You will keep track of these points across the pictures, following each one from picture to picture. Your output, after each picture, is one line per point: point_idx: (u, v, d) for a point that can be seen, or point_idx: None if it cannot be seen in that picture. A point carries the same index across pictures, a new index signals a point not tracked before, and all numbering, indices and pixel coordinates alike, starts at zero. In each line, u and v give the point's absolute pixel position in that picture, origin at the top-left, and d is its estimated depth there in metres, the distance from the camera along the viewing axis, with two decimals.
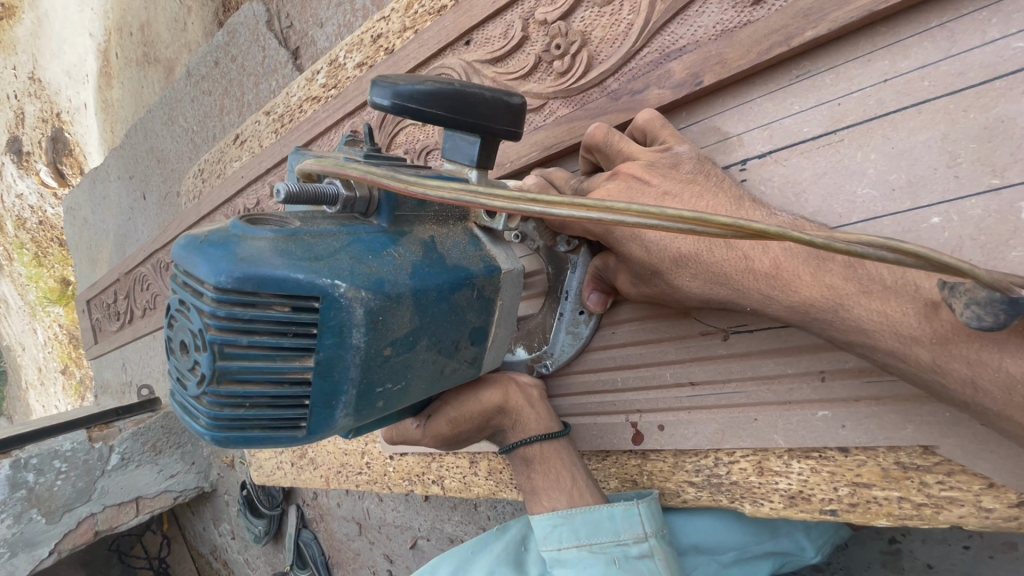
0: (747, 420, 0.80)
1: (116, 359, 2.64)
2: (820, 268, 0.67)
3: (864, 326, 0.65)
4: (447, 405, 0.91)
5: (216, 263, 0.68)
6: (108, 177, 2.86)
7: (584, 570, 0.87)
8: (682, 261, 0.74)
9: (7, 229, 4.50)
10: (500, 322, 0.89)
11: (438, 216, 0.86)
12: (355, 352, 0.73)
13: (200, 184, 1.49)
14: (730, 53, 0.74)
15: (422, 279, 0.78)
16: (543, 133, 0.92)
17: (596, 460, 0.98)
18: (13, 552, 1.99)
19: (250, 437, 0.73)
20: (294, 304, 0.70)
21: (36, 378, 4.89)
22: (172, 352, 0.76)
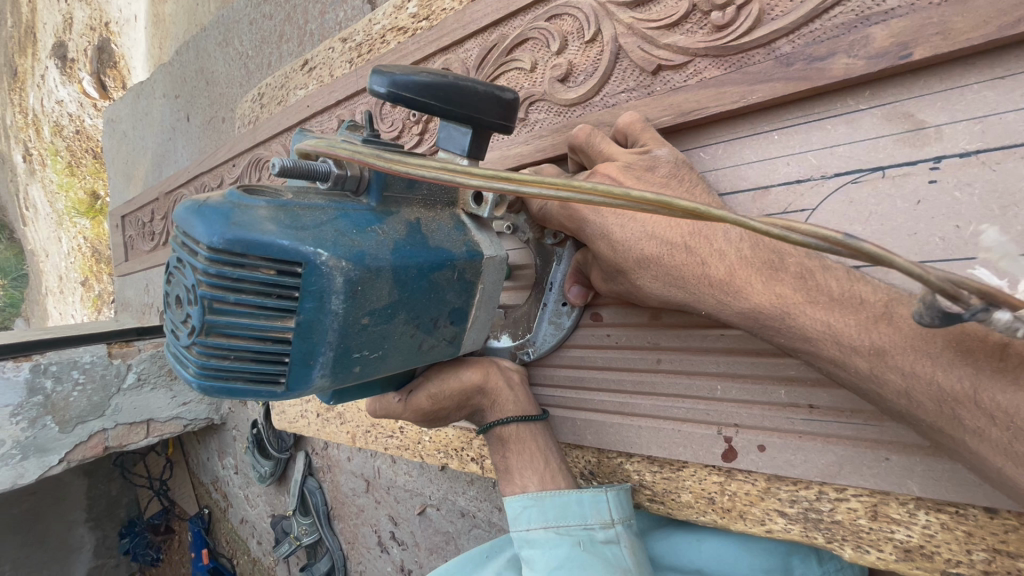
0: (876, 458, 0.71)
1: (142, 280, 2.62)
2: (770, 278, 0.69)
3: (810, 335, 0.66)
4: (428, 381, 0.91)
5: (209, 223, 0.66)
6: (152, 94, 2.79)
7: (550, 552, 0.84)
8: (644, 262, 0.76)
9: (44, 134, 4.53)
10: (481, 306, 0.86)
11: (427, 200, 0.83)
12: (331, 319, 0.69)
13: (257, 108, 1.36)
14: (959, 22, 0.63)
15: (407, 255, 0.74)
16: (683, 95, 0.81)
17: (669, 469, 0.88)
18: (23, 456, 1.97)
19: (231, 389, 0.70)
20: (277, 268, 0.67)
21: (56, 285, 4.96)
22: (167, 303, 0.73)
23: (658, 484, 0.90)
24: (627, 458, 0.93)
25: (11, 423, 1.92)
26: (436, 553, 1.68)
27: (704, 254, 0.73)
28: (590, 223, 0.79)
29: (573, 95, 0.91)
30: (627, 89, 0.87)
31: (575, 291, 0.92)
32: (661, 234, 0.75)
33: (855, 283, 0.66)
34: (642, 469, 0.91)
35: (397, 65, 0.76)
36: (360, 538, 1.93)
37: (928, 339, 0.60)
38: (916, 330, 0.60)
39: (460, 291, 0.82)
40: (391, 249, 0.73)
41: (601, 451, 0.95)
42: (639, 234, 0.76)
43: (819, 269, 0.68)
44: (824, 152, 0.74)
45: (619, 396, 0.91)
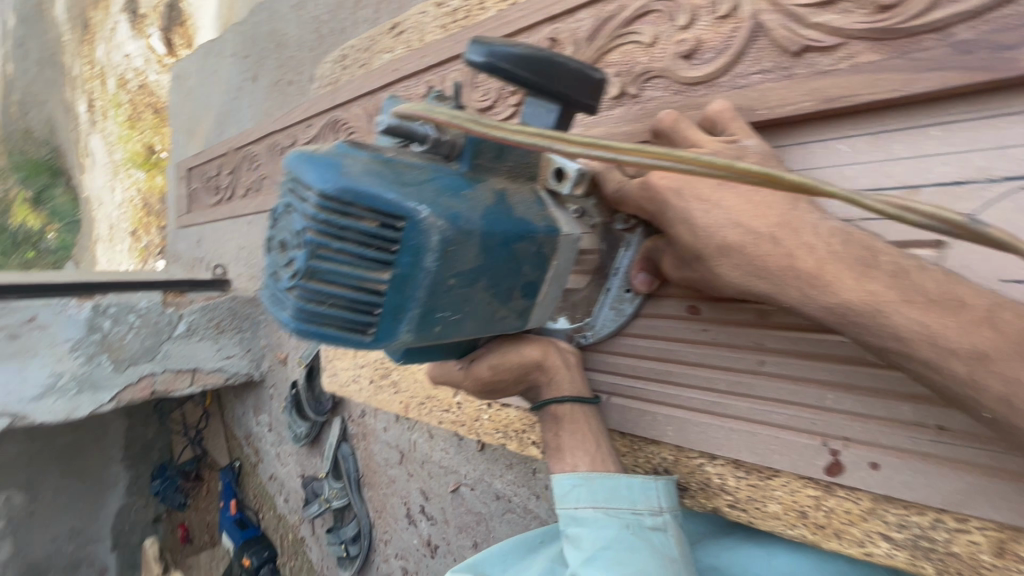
0: (1020, 490, 0.58)
1: (202, 233, 2.71)
2: (863, 274, 0.61)
3: (903, 335, 0.58)
4: (489, 351, 0.87)
5: (323, 170, 0.65)
6: (222, 53, 2.84)
7: (597, 533, 0.76)
8: (726, 249, 0.68)
9: (109, 87, 4.72)
10: (551, 282, 0.82)
11: (512, 172, 0.79)
12: (422, 277, 0.66)
13: (338, 70, 1.34)
14: None
15: (496, 221, 0.71)
16: (831, 81, 0.70)
17: (757, 476, 0.74)
18: (78, 390, 2.04)
19: (323, 335, 0.67)
20: (381, 220, 0.64)
21: (105, 234, 5.17)
22: (268, 249, 0.72)
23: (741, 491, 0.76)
24: (708, 459, 0.79)
25: (70, 358, 2.00)
26: (466, 532, 1.69)
27: (790, 245, 0.64)
28: (672, 206, 0.72)
29: (697, 74, 0.80)
30: (762, 70, 0.75)
31: (641, 278, 0.85)
32: (747, 223, 0.66)
33: (954, 283, 0.58)
34: (725, 473, 0.77)
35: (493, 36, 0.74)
36: (389, 507, 1.96)
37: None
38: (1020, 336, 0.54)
39: (536, 264, 0.77)
40: (482, 212, 0.70)
41: (680, 448, 0.82)
42: (722, 222, 0.68)
43: (915, 268, 0.60)
44: (993, 153, 0.63)
45: (709, 394, 0.79)
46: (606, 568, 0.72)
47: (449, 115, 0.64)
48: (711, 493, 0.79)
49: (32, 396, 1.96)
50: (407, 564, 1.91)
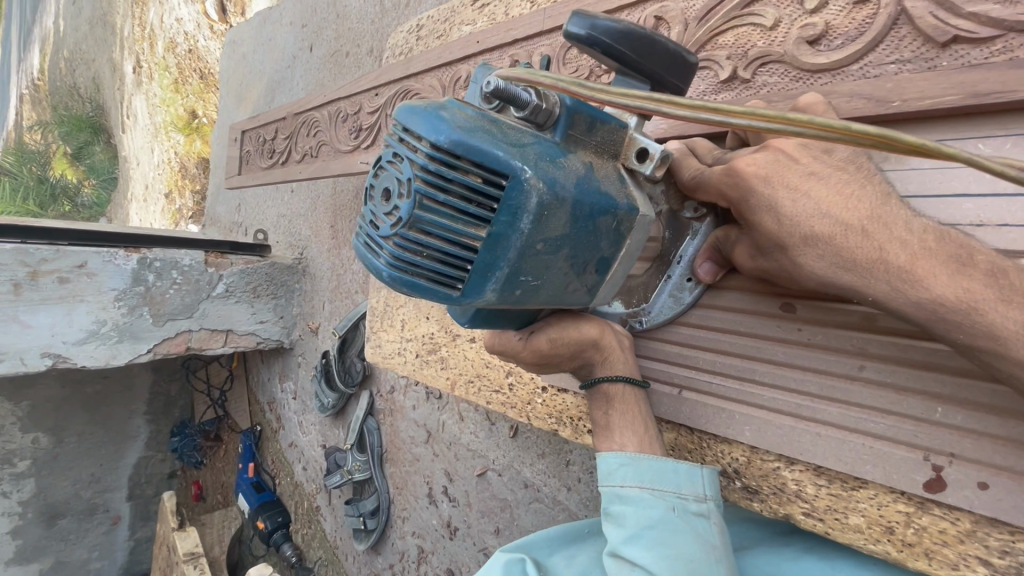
0: None
1: (254, 197, 2.75)
2: (958, 272, 0.57)
3: (998, 334, 0.55)
4: (548, 324, 0.81)
5: (435, 122, 0.64)
6: (280, 21, 2.85)
7: (643, 513, 0.73)
8: (812, 241, 0.64)
9: (158, 50, 4.81)
10: (622, 262, 0.77)
11: (599, 147, 0.73)
12: (514, 238, 0.65)
13: (412, 40, 1.33)
14: None
15: (589, 190, 0.68)
16: (979, 73, 0.61)
17: (840, 485, 0.69)
18: (119, 339, 2.07)
19: (413, 285, 0.67)
20: (485, 177, 0.63)
21: (141, 194, 5.28)
22: (367, 197, 0.71)
23: (821, 501, 0.70)
24: (785, 464, 0.73)
25: (114, 307, 2.03)
26: (488, 517, 1.68)
27: (881, 240, 0.60)
28: (755, 194, 0.66)
29: (824, 60, 0.71)
30: (900, 60, 0.67)
31: (705, 267, 0.79)
32: (835, 214, 0.62)
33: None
34: (803, 480, 0.71)
35: (592, 13, 0.69)
36: (410, 485, 1.96)
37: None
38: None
39: (614, 241, 0.74)
40: (577, 179, 0.67)
41: (755, 450, 0.75)
42: (806, 211, 0.63)
43: (1015, 270, 0.56)
44: None
45: (797, 396, 0.72)
46: (651, 549, 0.70)
47: (554, 78, 0.64)
48: (785, 499, 0.73)
49: (74, 340, 1.98)
50: (424, 543, 1.91)
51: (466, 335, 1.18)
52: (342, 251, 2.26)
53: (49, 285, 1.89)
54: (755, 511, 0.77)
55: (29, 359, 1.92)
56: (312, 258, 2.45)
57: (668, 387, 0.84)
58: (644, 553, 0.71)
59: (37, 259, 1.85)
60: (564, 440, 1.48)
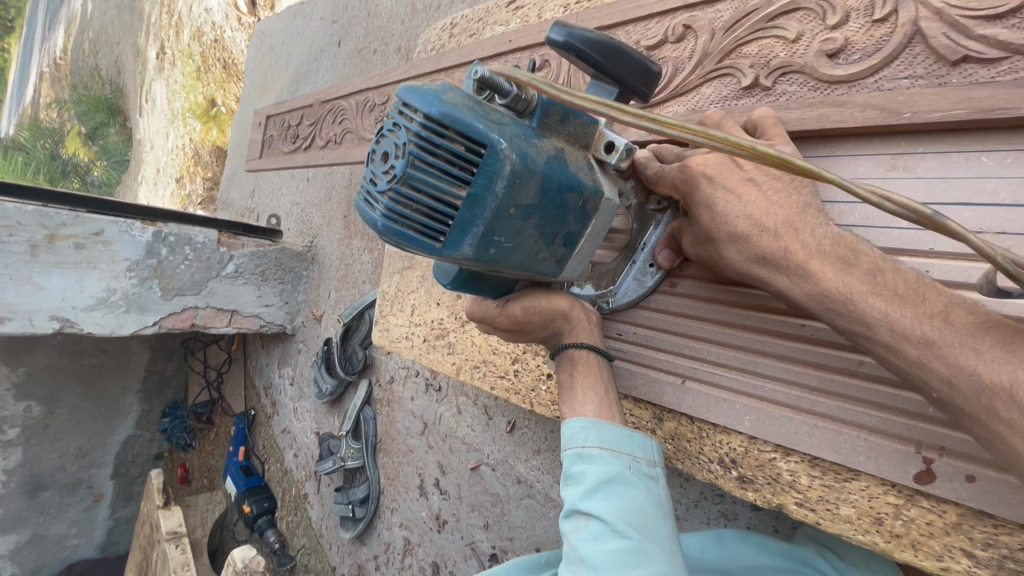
0: None
1: (270, 184, 2.79)
2: (843, 270, 0.65)
3: (867, 321, 0.62)
4: (522, 295, 0.88)
5: (429, 94, 0.69)
6: (310, 16, 2.93)
7: (603, 473, 0.75)
8: (736, 238, 0.72)
9: (183, 38, 4.91)
10: (587, 239, 0.82)
11: (572, 138, 0.78)
12: (489, 199, 0.69)
13: (446, 37, 1.39)
14: None
15: (559, 168, 0.73)
16: (982, 91, 0.66)
17: (830, 478, 0.72)
18: (126, 309, 2.10)
19: (402, 236, 0.71)
20: (468, 144, 0.68)
21: (152, 177, 5.35)
22: (368, 159, 0.75)
23: (813, 491, 0.73)
24: (781, 455, 0.76)
25: (125, 277, 2.06)
26: (478, 512, 1.69)
27: (787, 241, 0.68)
28: (700, 190, 0.75)
29: (841, 73, 0.76)
30: (913, 76, 0.71)
31: (664, 255, 0.87)
32: (757, 216, 0.70)
33: (921, 286, 0.61)
34: (798, 471, 0.74)
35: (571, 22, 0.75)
36: (401, 476, 1.97)
37: (976, 335, 0.56)
38: (969, 330, 0.56)
39: (580, 217, 0.78)
40: (549, 155, 0.72)
41: (752, 440, 0.78)
42: (736, 213, 0.71)
43: (891, 270, 0.63)
44: None
45: (796, 388, 0.75)
46: (608, 502, 0.73)
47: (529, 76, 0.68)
48: (779, 489, 0.76)
49: (83, 306, 2.00)
50: (411, 534, 1.91)
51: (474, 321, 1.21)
52: (353, 241, 2.30)
53: (65, 249, 1.92)
54: (749, 501, 0.80)
55: (37, 321, 1.94)
56: (322, 247, 2.48)
57: (672, 377, 0.87)
58: (601, 505, 0.73)
59: (56, 223, 1.88)
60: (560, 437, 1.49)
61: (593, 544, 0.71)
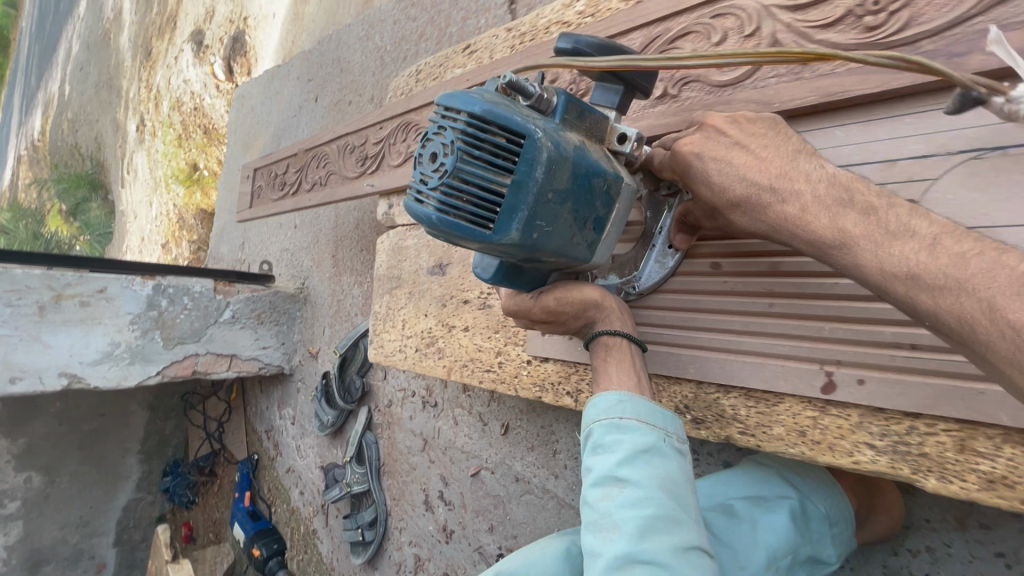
0: (969, 392, 0.65)
1: (262, 233, 2.96)
2: (838, 212, 0.66)
3: (860, 266, 0.64)
4: (555, 287, 0.94)
5: (470, 97, 0.80)
6: (287, 77, 3.15)
7: (636, 445, 0.78)
8: (737, 204, 0.74)
9: (163, 109, 5.13)
10: (613, 224, 0.90)
11: (590, 132, 0.86)
12: (530, 184, 0.77)
13: (413, 83, 1.57)
14: None
15: (585, 156, 0.82)
16: (829, 80, 0.81)
17: (762, 405, 0.83)
18: (130, 361, 2.20)
19: (456, 225, 0.79)
20: (509, 136, 0.78)
21: (138, 245, 5.47)
22: (417, 164, 0.86)
23: (751, 419, 0.84)
24: (723, 394, 0.88)
25: (128, 330, 2.17)
26: (482, 516, 1.77)
27: (787, 193, 0.69)
28: (693, 169, 0.78)
29: (727, 77, 0.93)
30: (777, 74, 0.88)
31: (680, 238, 0.92)
32: (751, 177, 0.72)
33: (914, 217, 0.62)
34: (737, 404, 0.86)
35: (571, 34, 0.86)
36: (406, 494, 2.04)
37: (964, 265, 0.57)
38: (955, 260, 0.58)
39: (606, 202, 0.87)
40: (578, 145, 0.82)
41: (699, 386, 0.91)
42: (730, 177, 0.74)
43: (886, 207, 0.64)
44: (949, 133, 0.73)
45: (726, 334, 0.87)
46: (641, 472, 0.76)
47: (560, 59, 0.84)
48: (725, 423, 0.88)
49: (89, 360, 2.12)
50: (421, 550, 1.98)
51: (459, 326, 1.33)
52: (343, 277, 2.43)
53: (71, 307, 2.05)
54: (703, 439, 0.91)
55: (46, 379, 2.06)
56: (313, 287, 2.60)
57: None
58: (635, 473, 0.77)
59: (62, 284, 2.03)
60: (551, 430, 1.60)
61: (626, 510, 0.75)
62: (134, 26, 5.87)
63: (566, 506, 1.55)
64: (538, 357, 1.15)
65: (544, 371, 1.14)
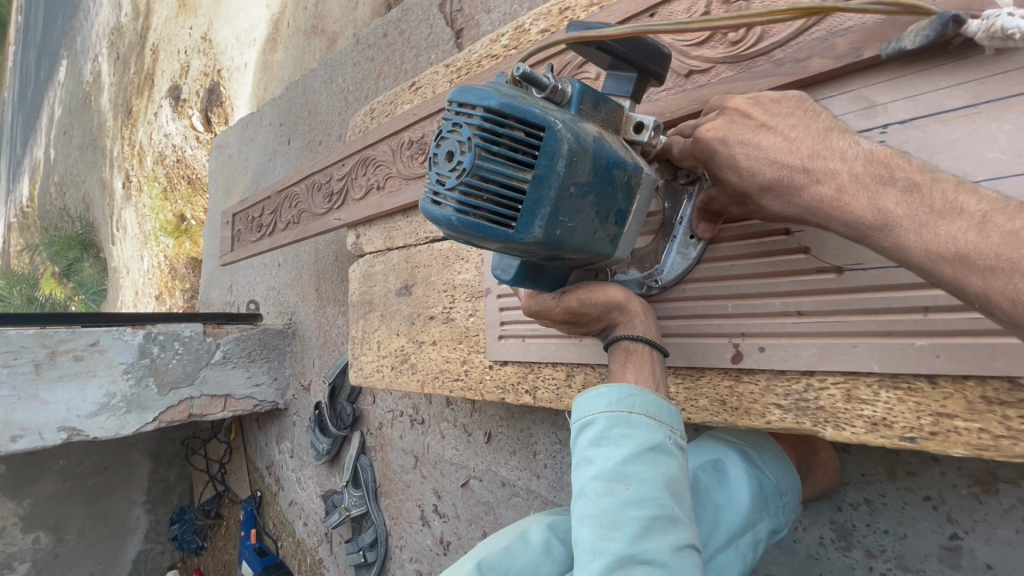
0: (846, 346, 0.75)
1: (247, 275, 3.07)
2: (877, 193, 0.63)
3: (903, 248, 0.61)
4: (578, 287, 0.89)
5: (486, 91, 0.77)
6: (260, 123, 3.29)
7: (644, 441, 0.76)
8: (770, 189, 0.71)
9: (147, 163, 5.28)
10: (635, 216, 0.87)
11: (606, 122, 0.83)
12: (553, 178, 0.75)
13: (369, 121, 1.69)
14: (893, 31, 0.75)
15: (604, 146, 0.80)
16: (705, 91, 0.92)
17: (688, 379, 0.92)
18: (126, 409, 2.27)
19: (476, 226, 0.77)
20: (528, 129, 0.75)
21: (132, 299, 5.56)
22: (432, 163, 0.83)
23: (681, 394, 0.93)
24: None
25: (123, 379, 2.25)
26: (475, 524, 1.83)
27: (820, 174, 0.66)
28: (718, 154, 0.75)
29: None
30: (667, 89, 0.98)
31: (703, 226, 0.87)
32: (782, 158, 0.69)
33: (962, 193, 0.59)
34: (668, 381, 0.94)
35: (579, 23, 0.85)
36: (403, 512, 2.10)
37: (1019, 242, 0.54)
38: (1008, 238, 0.55)
39: (628, 193, 0.84)
40: (597, 135, 0.79)
41: None
42: (759, 161, 0.70)
43: (930, 182, 0.61)
44: None
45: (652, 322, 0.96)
46: (649, 469, 0.75)
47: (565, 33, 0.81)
48: None
49: (87, 413, 2.19)
50: (421, 566, 2.03)
51: (428, 341, 1.42)
52: (327, 309, 2.52)
53: (65, 363, 2.13)
54: None
55: (47, 434, 2.13)
56: (300, 321, 2.68)
57: (573, 339, 1.09)
58: (644, 469, 0.75)
59: (55, 340, 2.11)
60: (530, 433, 1.68)
61: (632, 509, 0.73)
62: (114, 87, 6.06)
63: (550, 504, 1.63)
64: (500, 362, 1.23)
65: (506, 373, 1.22)
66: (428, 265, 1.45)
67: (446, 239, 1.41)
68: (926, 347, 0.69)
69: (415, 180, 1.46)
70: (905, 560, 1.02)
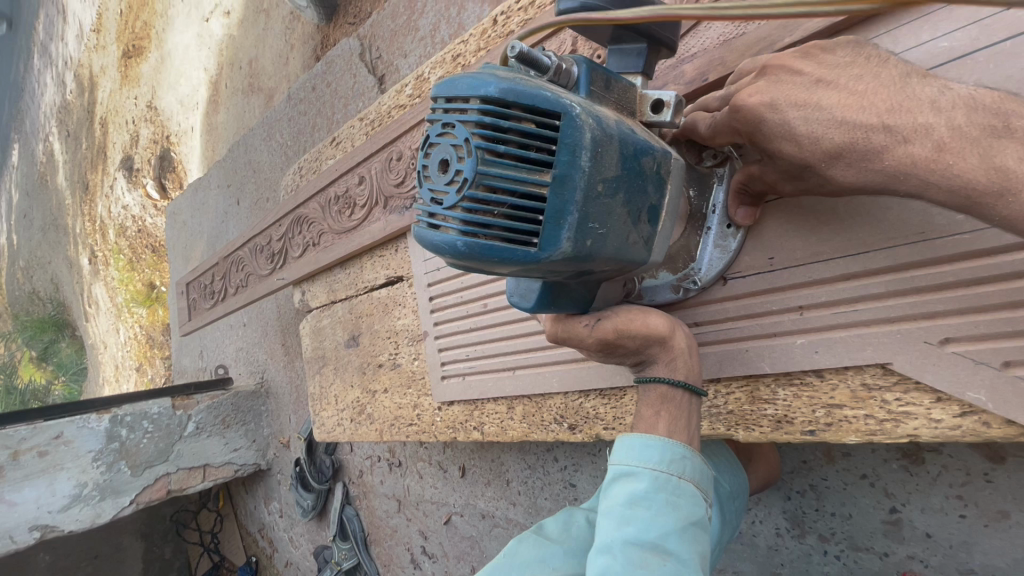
0: (740, 351, 0.81)
1: (212, 340, 3.06)
2: (986, 152, 0.54)
3: None
4: (608, 317, 0.80)
5: (479, 78, 0.67)
6: (209, 187, 3.29)
7: (687, 514, 0.73)
8: (837, 155, 0.62)
9: (109, 237, 5.23)
10: (667, 211, 0.77)
11: (619, 105, 0.75)
12: (577, 177, 0.66)
13: (298, 179, 1.71)
14: (729, 56, 0.83)
15: (627, 132, 0.70)
16: None
17: (614, 397, 0.95)
18: (101, 497, 2.24)
19: (490, 248, 0.66)
20: (539, 120, 0.66)
21: (112, 375, 5.45)
22: (421, 177, 0.71)
23: (608, 414, 0.96)
24: (585, 397, 1.00)
25: (93, 467, 2.22)
26: (463, 560, 1.82)
27: (906, 131, 0.57)
28: (766, 122, 0.66)
29: None
30: None
31: (743, 211, 0.79)
32: (853, 118, 0.60)
33: None
34: (596, 402, 0.98)
35: None
36: (394, 558, 2.08)
37: None
38: None
39: (657, 185, 0.75)
40: (618, 120, 0.70)
41: (567, 396, 1.02)
42: (822, 124, 0.61)
43: None
44: None
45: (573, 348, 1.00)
46: (690, 549, 0.72)
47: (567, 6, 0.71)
48: (591, 424, 0.99)
49: (59, 507, 2.15)
50: None
51: (381, 389, 1.43)
52: (295, 362, 2.51)
53: (30, 461, 2.09)
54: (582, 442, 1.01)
55: (17, 535, 2.09)
56: (271, 379, 2.65)
57: (508, 372, 1.12)
58: (684, 546, 0.72)
59: (17, 440, 2.07)
60: (501, 462, 1.70)
61: None
62: (67, 165, 6.00)
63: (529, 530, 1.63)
64: (446, 403, 1.25)
65: (452, 412, 1.24)
66: (370, 314, 1.46)
67: (383, 287, 1.43)
68: (807, 344, 0.75)
69: (346, 233, 1.49)
70: (855, 539, 1.04)
